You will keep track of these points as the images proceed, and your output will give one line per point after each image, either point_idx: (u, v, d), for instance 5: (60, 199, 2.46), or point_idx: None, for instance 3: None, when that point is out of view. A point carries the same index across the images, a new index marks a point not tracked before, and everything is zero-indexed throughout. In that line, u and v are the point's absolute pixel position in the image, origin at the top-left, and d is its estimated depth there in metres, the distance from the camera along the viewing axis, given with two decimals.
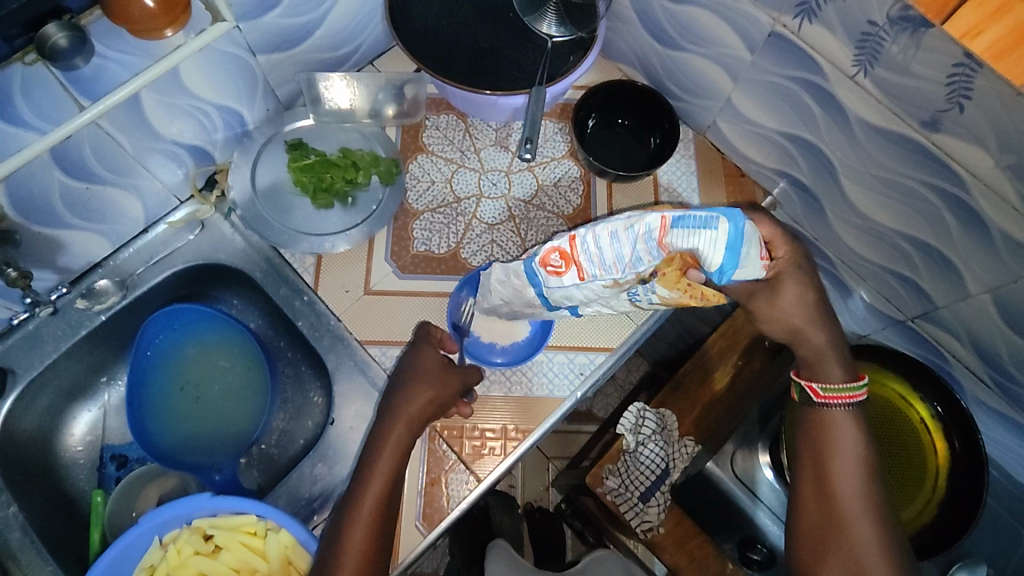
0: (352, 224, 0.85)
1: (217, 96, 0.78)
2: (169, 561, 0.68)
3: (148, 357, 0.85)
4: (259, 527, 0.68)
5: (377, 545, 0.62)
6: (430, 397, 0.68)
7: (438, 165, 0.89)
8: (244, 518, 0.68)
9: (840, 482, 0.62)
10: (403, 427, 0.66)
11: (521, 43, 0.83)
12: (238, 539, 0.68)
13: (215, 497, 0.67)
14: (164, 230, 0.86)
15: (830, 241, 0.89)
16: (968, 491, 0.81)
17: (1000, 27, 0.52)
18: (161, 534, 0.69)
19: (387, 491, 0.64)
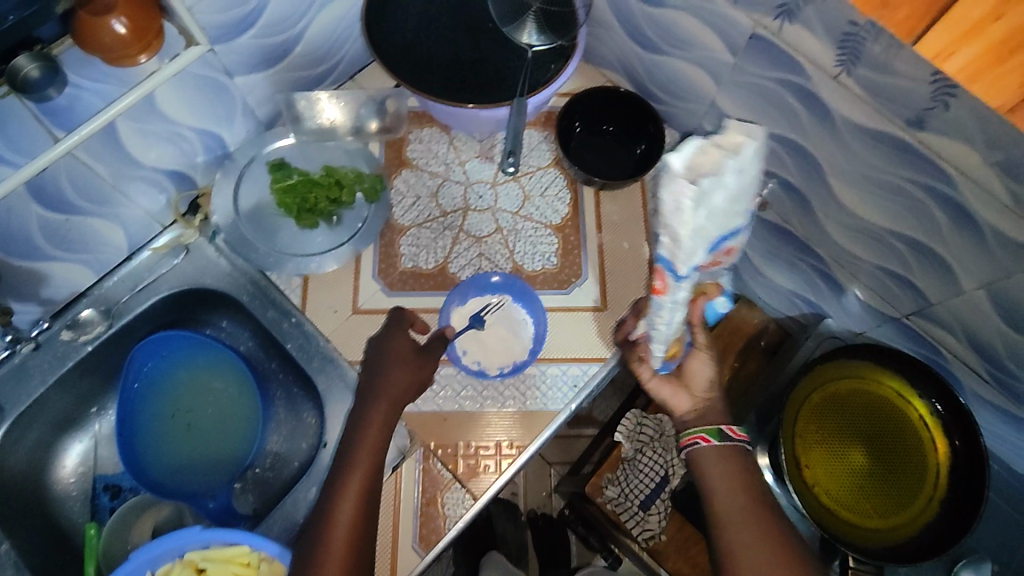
0: (338, 242, 0.84)
1: (196, 121, 0.78)
2: None
3: (135, 388, 0.84)
4: (252, 557, 0.67)
5: (356, 542, 0.64)
6: (411, 377, 0.71)
7: (423, 179, 0.88)
8: (237, 550, 0.67)
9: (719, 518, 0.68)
10: (383, 408, 0.69)
11: (501, 54, 0.82)
12: (230, 571, 0.67)
13: (205, 530, 0.67)
14: (148, 256, 0.84)
15: (820, 239, 0.88)
16: (971, 489, 0.82)
17: (975, 45, 0.50)
18: (152, 568, 0.68)
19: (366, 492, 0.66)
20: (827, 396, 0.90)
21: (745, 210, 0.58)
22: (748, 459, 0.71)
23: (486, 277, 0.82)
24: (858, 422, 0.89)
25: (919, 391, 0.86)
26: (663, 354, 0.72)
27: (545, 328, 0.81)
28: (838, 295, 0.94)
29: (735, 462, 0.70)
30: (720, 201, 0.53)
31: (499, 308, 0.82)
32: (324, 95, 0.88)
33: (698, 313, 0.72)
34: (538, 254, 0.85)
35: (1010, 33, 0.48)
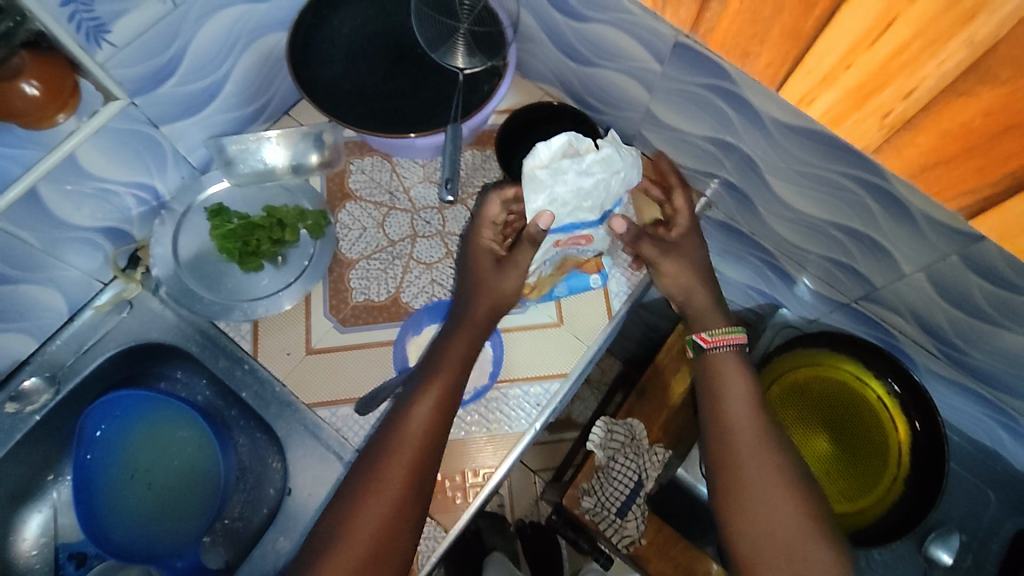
0: (287, 282, 0.83)
1: (124, 175, 0.76)
2: None
3: (88, 458, 0.82)
4: None
5: (396, 509, 0.66)
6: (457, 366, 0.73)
7: (368, 211, 0.87)
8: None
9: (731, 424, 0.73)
10: (445, 382, 0.72)
11: (431, 80, 0.81)
12: None
13: None
14: (90, 316, 0.82)
15: (765, 233, 0.90)
16: (932, 467, 0.84)
17: (836, 90, 0.56)
18: None
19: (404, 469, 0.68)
20: (788, 387, 0.92)
21: (588, 205, 0.73)
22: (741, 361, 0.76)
23: (440, 305, 0.83)
24: (819, 410, 0.91)
25: (877, 373, 0.88)
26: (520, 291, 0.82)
27: (504, 349, 0.82)
28: (790, 286, 0.96)
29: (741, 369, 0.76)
30: (561, 191, 0.71)
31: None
32: (272, 135, 0.85)
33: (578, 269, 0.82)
34: None
35: (860, 80, 0.53)
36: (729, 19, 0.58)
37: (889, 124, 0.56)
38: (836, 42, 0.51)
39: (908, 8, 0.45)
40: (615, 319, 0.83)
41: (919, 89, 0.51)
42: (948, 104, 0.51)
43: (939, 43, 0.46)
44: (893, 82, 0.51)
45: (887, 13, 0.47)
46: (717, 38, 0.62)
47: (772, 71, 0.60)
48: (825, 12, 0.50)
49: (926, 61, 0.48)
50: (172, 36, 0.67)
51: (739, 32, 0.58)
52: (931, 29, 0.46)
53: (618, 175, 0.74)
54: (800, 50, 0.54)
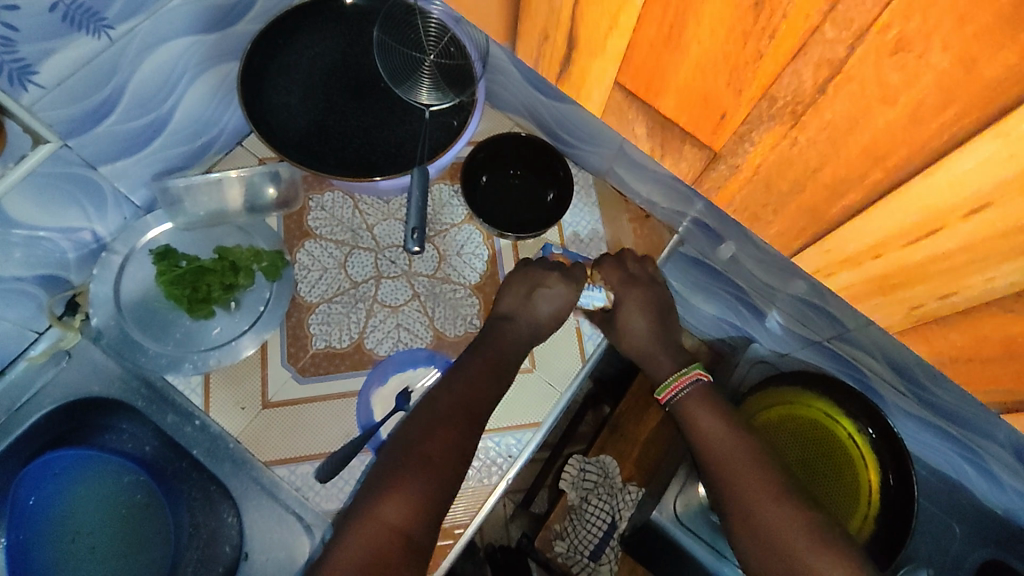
0: (241, 330, 0.78)
1: (58, 220, 0.69)
2: None
3: (22, 537, 0.75)
4: None
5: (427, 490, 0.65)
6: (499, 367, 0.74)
7: (329, 250, 0.83)
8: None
9: (707, 451, 0.73)
10: (421, 482, 0.65)
11: (396, 116, 0.76)
12: None
13: None
14: (25, 367, 0.75)
15: (739, 271, 0.87)
16: (898, 524, 0.83)
17: (855, 273, 0.40)
18: None
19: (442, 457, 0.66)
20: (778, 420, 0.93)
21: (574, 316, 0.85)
22: (706, 395, 0.76)
23: (407, 352, 0.79)
24: (804, 450, 0.91)
25: (850, 415, 0.88)
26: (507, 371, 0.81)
27: None
28: (762, 320, 0.94)
29: (707, 401, 0.76)
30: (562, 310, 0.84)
31: (425, 384, 0.78)
32: (234, 175, 0.80)
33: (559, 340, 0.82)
34: (457, 318, 0.82)
35: (890, 269, 0.39)
36: (741, 182, 0.39)
37: (919, 316, 0.42)
38: (863, 232, 0.37)
39: (1011, 198, 0.30)
40: (588, 363, 0.82)
41: (956, 293, 0.38)
42: (985, 314, 0.38)
43: (989, 260, 0.34)
44: (925, 279, 0.38)
45: (930, 220, 0.33)
46: (719, 198, 0.41)
47: (781, 238, 0.42)
48: (858, 205, 0.34)
49: (972, 274, 0.35)
50: (110, 71, 0.62)
51: (751, 198, 0.39)
52: (984, 247, 0.33)
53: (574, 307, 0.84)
54: (822, 233, 0.38)
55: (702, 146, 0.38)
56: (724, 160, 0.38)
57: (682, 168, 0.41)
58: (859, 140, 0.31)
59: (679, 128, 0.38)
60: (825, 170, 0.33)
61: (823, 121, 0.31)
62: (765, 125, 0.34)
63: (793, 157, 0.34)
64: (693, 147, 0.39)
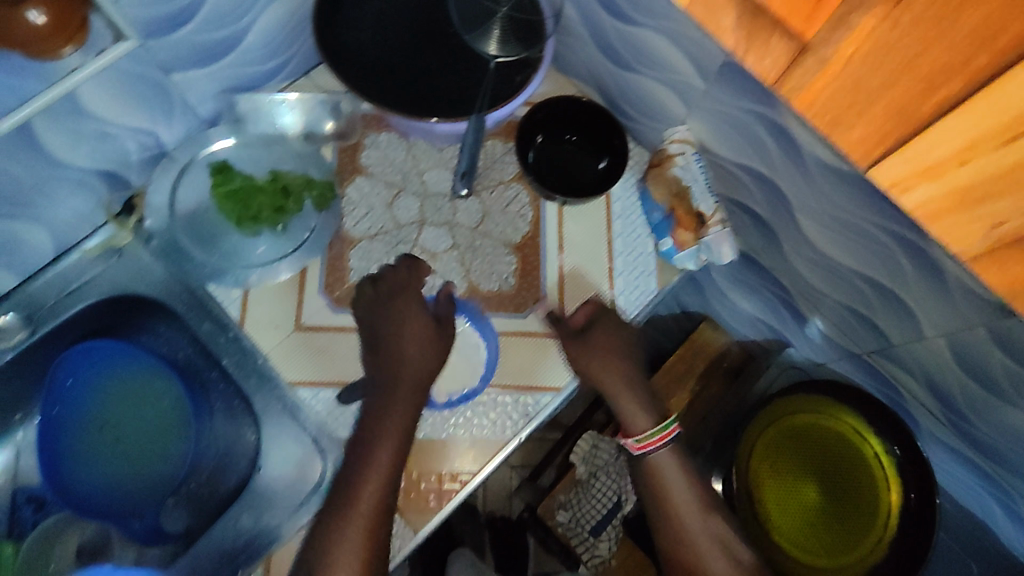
0: (283, 253, 0.79)
1: (129, 119, 0.72)
2: None
3: (55, 413, 0.78)
4: None
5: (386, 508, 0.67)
6: (434, 353, 0.73)
7: (377, 189, 0.84)
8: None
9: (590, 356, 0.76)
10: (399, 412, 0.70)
11: (462, 63, 0.76)
12: None
13: None
14: (77, 259, 0.79)
15: (786, 271, 0.85)
16: (917, 541, 0.80)
17: (937, 184, 0.42)
18: None
19: (391, 478, 0.68)
20: (789, 427, 0.89)
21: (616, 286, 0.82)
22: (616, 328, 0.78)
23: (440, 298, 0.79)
24: (813, 451, 0.88)
25: (875, 429, 0.84)
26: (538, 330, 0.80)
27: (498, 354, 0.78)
28: (802, 326, 0.92)
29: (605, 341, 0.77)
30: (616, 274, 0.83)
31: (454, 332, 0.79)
32: (297, 101, 0.83)
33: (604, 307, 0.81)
34: (494, 274, 0.82)
35: (976, 178, 0.40)
36: (826, 80, 0.42)
37: (997, 240, 0.43)
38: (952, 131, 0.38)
39: None
40: None
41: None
42: None
43: None
44: (1012, 194, 0.39)
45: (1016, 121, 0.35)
46: (802, 101, 0.44)
47: (862, 148, 0.44)
48: (948, 99, 0.36)
49: None
50: None
51: (832, 100, 0.43)
52: None
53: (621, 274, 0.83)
54: (908, 136, 0.40)
55: (793, 38, 0.42)
56: (814, 53, 0.41)
57: (767, 64, 0.44)
58: (967, 21, 0.33)
59: (773, 16, 0.41)
60: (925, 56, 0.36)
61: (914, 12, 0.35)
62: (865, 6, 0.36)
63: (891, 42, 0.37)
64: (781, 38, 0.42)
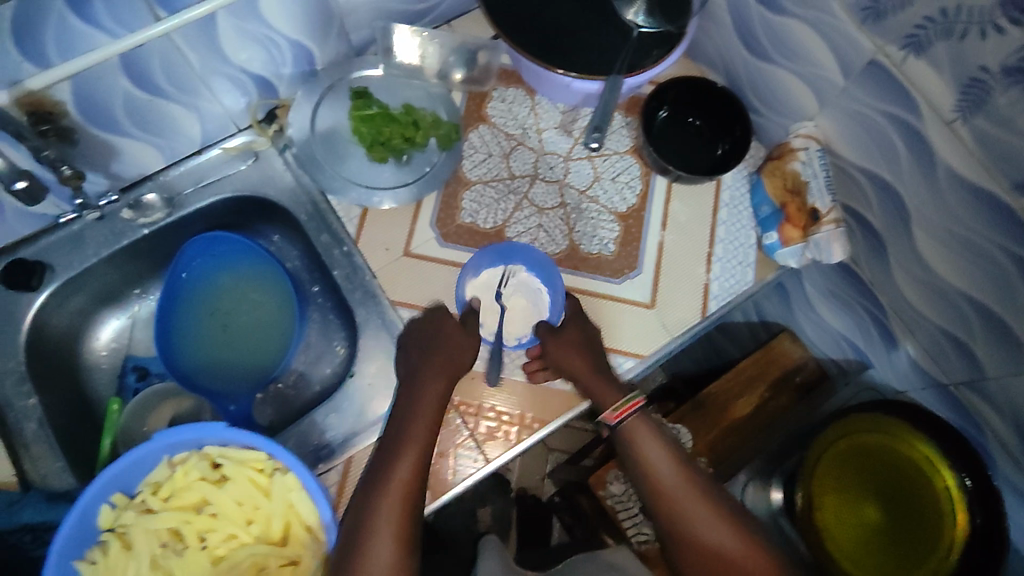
0: (403, 183, 0.84)
1: (293, 31, 0.77)
2: (174, 483, 0.62)
3: (184, 278, 0.86)
4: (268, 464, 0.61)
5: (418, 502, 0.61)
6: (462, 346, 0.71)
7: (498, 139, 0.87)
8: (255, 454, 0.61)
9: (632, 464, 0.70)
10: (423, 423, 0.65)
11: (605, 27, 0.78)
12: (245, 475, 0.61)
13: (232, 428, 0.61)
14: (217, 155, 0.85)
15: (885, 287, 0.84)
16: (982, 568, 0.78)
17: None
18: (171, 453, 0.62)
19: (422, 455, 0.63)
20: (853, 448, 0.87)
21: (716, 270, 0.82)
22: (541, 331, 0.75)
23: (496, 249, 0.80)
24: (874, 469, 0.86)
25: (949, 458, 0.81)
26: (629, 300, 0.81)
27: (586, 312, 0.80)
28: (888, 348, 0.89)
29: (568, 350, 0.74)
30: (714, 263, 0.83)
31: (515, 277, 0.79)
32: (437, 44, 0.87)
33: (698, 292, 0.81)
34: (596, 237, 0.83)
35: None
36: None
37: None
38: None
39: None
40: (707, 320, 0.81)
41: None
42: None
43: None
44: None
45: None
46: None
47: None
48: None
49: None
50: None
51: None
52: None
53: (717, 261, 0.83)
54: None
55: None
56: None
57: None
58: None
59: None
60: None
61: None
62: None
63: None
64: None
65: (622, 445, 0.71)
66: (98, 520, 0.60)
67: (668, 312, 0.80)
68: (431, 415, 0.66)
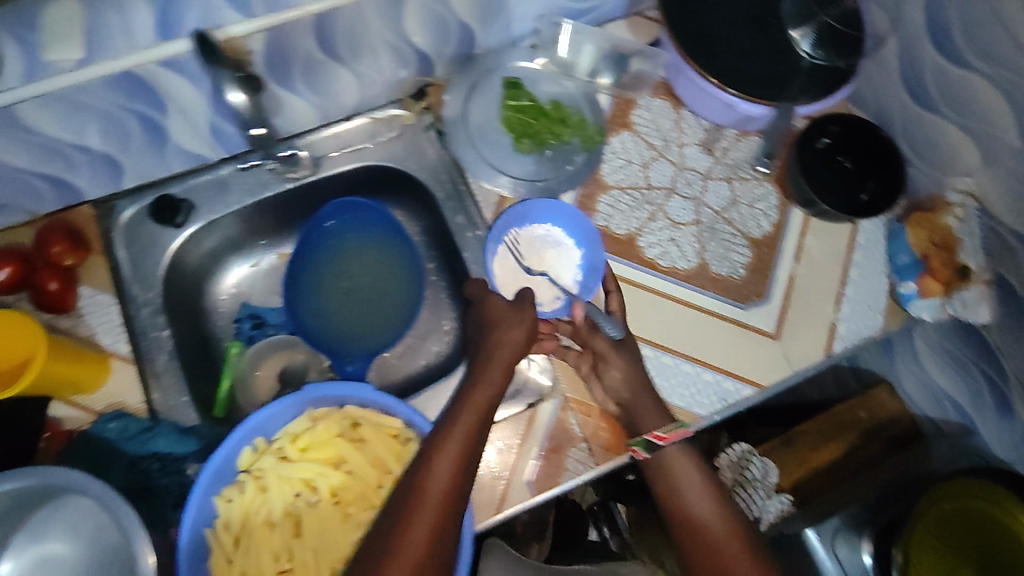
0: (540, 178, 0.84)
1: (468, 14, 0.77)
2: (315, 436, 0.64)
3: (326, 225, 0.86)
4: (403, 432, 0.64)
5: (468, 470, 0.58)
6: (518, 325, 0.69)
7: (640, 147, 0.87)
8: (392, 419, 0.64)
9: (677, 505, 0.70)
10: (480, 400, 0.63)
11: (777, 51, 0.78)
12: (381, 438, 0.64)
13: (378, 391, 0.63)
14: (365, 123, 0.86)
15: (1015, 356, 0.80)
16: None
17: None
18: (314, 408, 0.65)
19: (476, 431, 0.61)
20: (957, 510, 0.80)
21: (844, 311, 0.82)
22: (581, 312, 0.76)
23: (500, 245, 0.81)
24: (962, 537, 0.79)
25: None
26: (752, 326, 0.80)
27: (709, 332, 0.79)
28: (1002, 418, 0.84)
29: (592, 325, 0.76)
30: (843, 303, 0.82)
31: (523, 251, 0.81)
32: (593, 46, 0.87)
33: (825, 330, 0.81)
34: (728, 260, 0.82)
35: None
36: None
37: None
38: None
39: None
40: (830, 359, 0.80)
41: None
42: None
43: None
44: None
45: None
46: None
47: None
48: None
49: None
50: None
51: None
52: None
53: (847, 301, 0.82)
54: None
55: None
56: None
57: None
58: None
59: None
60: None
61: None
62: None
63: None
64: None
65: (655, 475, 0.73)
66: (239, 459, 0.62)
67: (792, 345, 0.80)
68: (488, 393, 0.64)
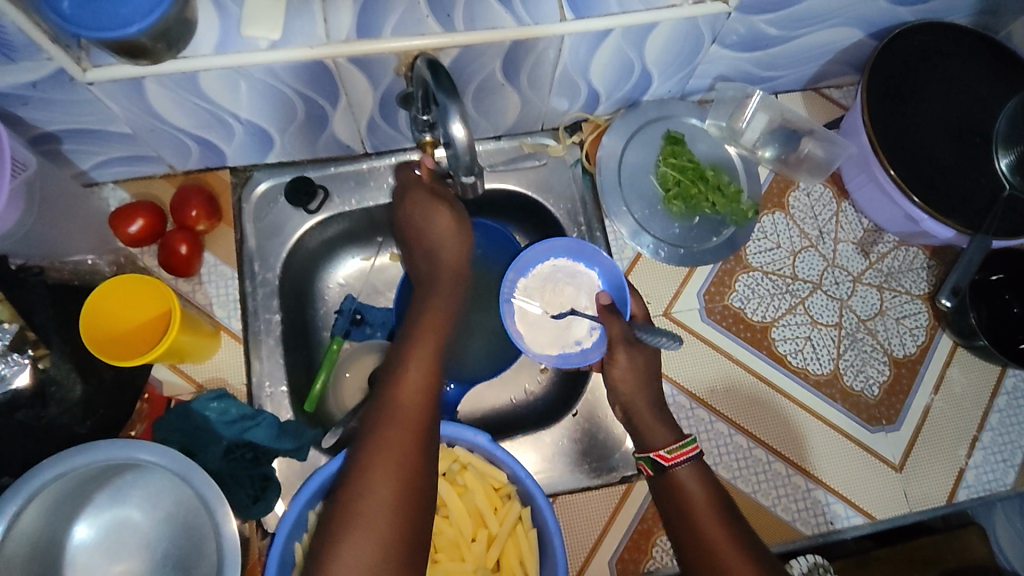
0: (682, 244, 0.80)
1: (653, 63, 0.73)
2: None
3: None
4: (507, 488, 0.66)
5: (419, 456, 0.57)
6: (459, 245, 0.70)
7: (792, 232, 0.82)
8: (496, 473, 0.66)
9: (692, 546, 0.60)
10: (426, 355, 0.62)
11: (972, 169, 0.72)
12: (484, 489, 0.66)
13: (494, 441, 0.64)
14: (512, 146, 0.82)
15: None
16: None
17: None
18: None
19: (423, 389, 0.60)
20: None
21: (973, 459, 0.76)
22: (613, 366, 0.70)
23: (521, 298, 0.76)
24: None
25: None
26: (875, 452, 0.76)
27: (828, 447, 0.76)
28: None
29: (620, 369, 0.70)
30: (977, 451, 0.76)
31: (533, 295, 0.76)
32: (765, 116, 0.82)
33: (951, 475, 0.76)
34: (864, 374, 0.78)
35: None
36: None
37: None
38: None
39: None
40: (951, 506, 0.75)
41: None
42: None
43: None
44: None
45: None
46: None
47: None
48: None
49: None
50: None
51: None
52: None
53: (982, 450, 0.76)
54: None
55: None
56: None
57: None
58: None
59: None
60: None
61: None
62: None
63: None
64: None
65: (662, 493, 0.65)
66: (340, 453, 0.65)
67: (913, 481, 0.75)
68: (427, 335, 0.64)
